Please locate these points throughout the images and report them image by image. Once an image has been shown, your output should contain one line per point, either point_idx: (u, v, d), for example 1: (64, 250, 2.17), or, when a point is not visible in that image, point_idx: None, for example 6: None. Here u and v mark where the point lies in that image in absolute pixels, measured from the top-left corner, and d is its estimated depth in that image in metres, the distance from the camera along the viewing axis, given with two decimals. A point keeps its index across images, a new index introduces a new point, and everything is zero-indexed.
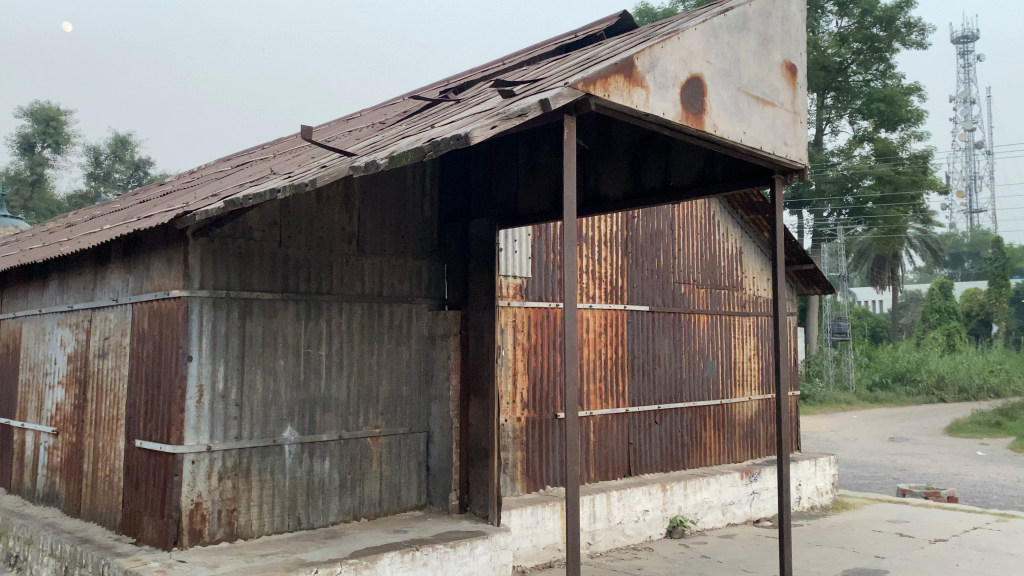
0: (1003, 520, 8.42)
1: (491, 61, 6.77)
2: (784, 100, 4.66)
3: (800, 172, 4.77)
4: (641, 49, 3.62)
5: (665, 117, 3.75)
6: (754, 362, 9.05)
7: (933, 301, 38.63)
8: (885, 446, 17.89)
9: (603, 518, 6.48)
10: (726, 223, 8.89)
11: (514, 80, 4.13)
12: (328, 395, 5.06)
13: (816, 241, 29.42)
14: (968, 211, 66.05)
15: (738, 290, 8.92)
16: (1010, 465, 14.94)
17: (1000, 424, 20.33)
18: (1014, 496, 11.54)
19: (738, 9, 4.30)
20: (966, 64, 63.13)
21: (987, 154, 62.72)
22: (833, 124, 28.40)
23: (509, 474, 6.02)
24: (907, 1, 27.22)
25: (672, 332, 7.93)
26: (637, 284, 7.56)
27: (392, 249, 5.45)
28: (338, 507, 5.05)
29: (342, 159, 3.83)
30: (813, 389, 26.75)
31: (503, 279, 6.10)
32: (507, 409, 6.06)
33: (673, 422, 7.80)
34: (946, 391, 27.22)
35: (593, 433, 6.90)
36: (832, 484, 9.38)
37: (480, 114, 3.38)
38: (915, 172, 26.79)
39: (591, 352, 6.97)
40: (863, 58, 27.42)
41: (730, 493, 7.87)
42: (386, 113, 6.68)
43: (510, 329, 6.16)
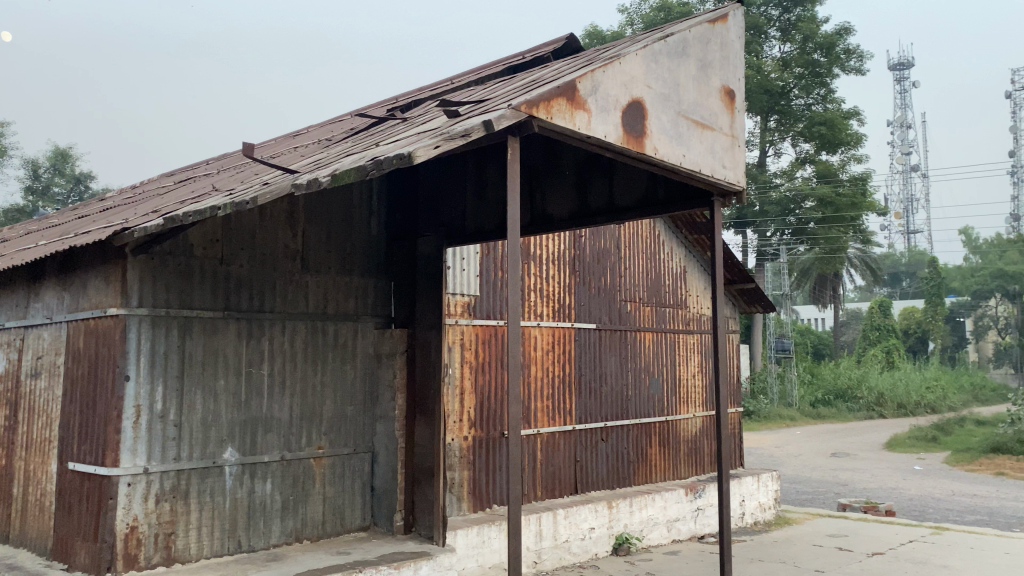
0: (937, 534, 8.67)
1: (440, 81, 6.81)
2: (723, 125, 4.79)
3: (738, 194, 4.89)
4: (583, 72, 3.68)
5: (607, 139, 3.82)
6: (698, 379, 9.19)
7: (873, 319, 39.60)
8: (827, 461, 18.25)
9: (550, 536, 6.48)
10: (671, 243, 9.04)
11: (460, 100, 4.16)
12: (270, 415, 4.98)
13: (759, 260, 29.97)
14: (905, 232, 68.07)
15: (682, 308, 9.06)
16: (945, 479, 15.39)
17: (936, 439, 20.94)
18: (948, 508, 11.89)
19: (678, 35, 4.41)
20: (902, 90, 65.19)
21: (923, 177, 64.77)
22: (776, 146, 28.98)
23: (455, 494, 5.97)
24: (846, 28, 28.16)
25: (618, 350, 8.02)
26: (585, 302, 7.62)
27: (338, 267, 5.42)
28: (280, 529, 4.97)
29: (285, 177, 3.80)
30: (758, 405, 27.16)
31: (450, 296, 6.09)
32: (454, 428, 6.03)
33: (620, 439, 7.87)
34: (885, 407, 28.04)
35: (540, 451, 6.90)
36: (774, 500, 9.54)
37: (424, 133, 3.40)
38: (855, 194, 27.69)
39: (538, 370, 6.99)
40: (805, 82, 28.14)
41: (675, 509, 7.95)
42: (334, 130, 6.65)
43: (458, 347, 6.14)
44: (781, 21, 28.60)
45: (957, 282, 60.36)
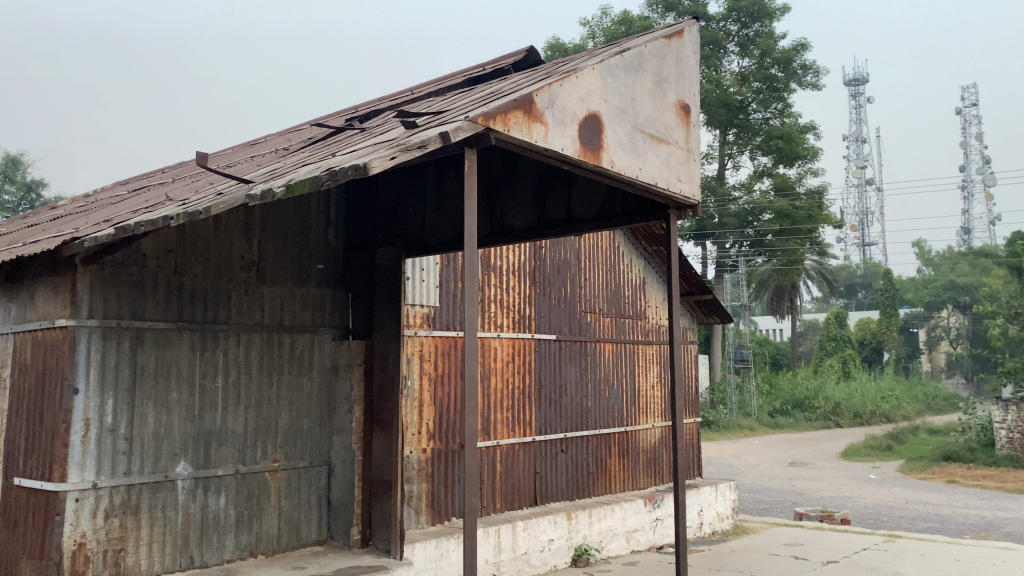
0: (890, 541, 8.82)
1: (400, 90, 6.80)
2: (678, 138, 4.85)
3: (693, 207, 4.96)
4: (540, 86, 3.70)
5: (564, 152, 3.84)
6: (657, 390, 9.26)
7: (830, 329, 40.17)
8: (785, 470, 18.50)
9: (509, 548, 6.46)
10: (631, 254, 9.10)
11: (418, 111, 4.15)
12: (224, 428, 4.90)
13: (718, 271, 30.26)
14: (861, 244, 69.43)
15: (641, 319, 9.12)
16: (899, 488, 15.67)
17: (890, 448, 21.34)
18: (902, 516, 12.10)
19: (634, 50, 4.46)
20: (857, 105, 66.60)
21: (878, 190, 66.20)
22: (735, 159, 29.44)
23: (413, 507, 5.93)
24: (803, 44, 28.71)
25: (578, 361, 8.04)
26: (545, 313, 7.64)
27: (294, 278, 5.37)
28: (234, 544, 4.88)
29: (239, 186, 3.76)
30: (717, 416, 27.41)
31: (409, 308, 6.05)
32: (412, 441, 5.98)
33: (579, 450, 7.89)
34: (842, 417, 28.52)
35: (499, 463, 6.87)
36: (732, 509, 9.63)
37: (381, 144, 3.38)
38: (812, 207, 28.27)
39: (498, 381, 6.97)
40: (763, 96, 28.58)
41: (634, 520, 7.99)
42: (292, 139, 6.59)
43: (417, 358, 6.10)
44: (739, 36, 29.09)
45: (911, 293, 61.74)
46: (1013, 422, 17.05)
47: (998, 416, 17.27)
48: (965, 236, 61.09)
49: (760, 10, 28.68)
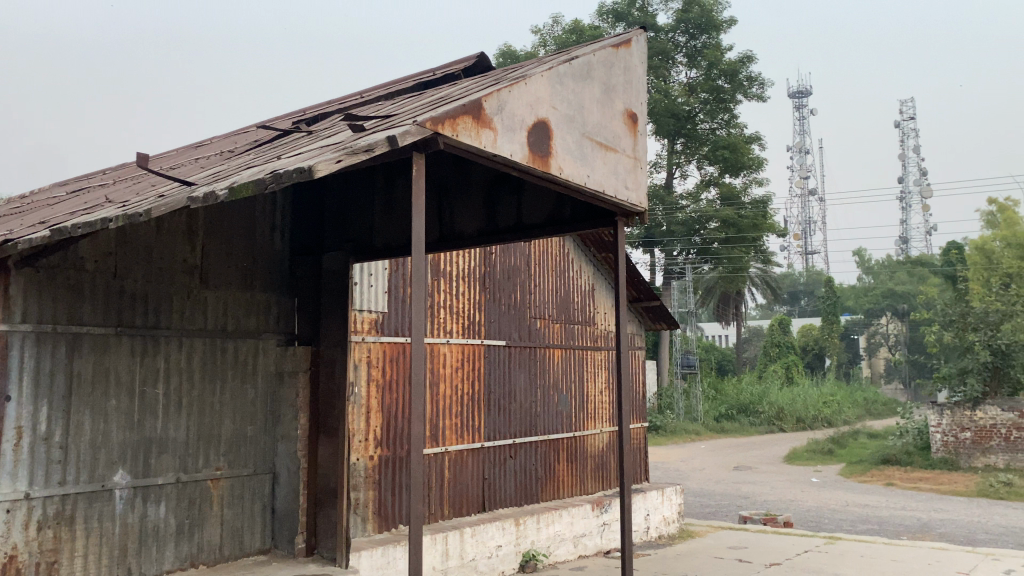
0: (831, 543, 9.02)
1: (349, 94, 6.74)
2: (625, 147, 4.90)
3: (640, 216, 5.02)
4: (489, 92, 3.70)
5: (512, 158, 3.84)
6: (605, 395, 9.33)
7: (774, 336, 40.89)
8: (730, 475, 18.80)
9: (456, 555, 6.42)
10: (580, 260, 9.17)
11: (366, 115, 4.12)
12: (165, 435, 4.79)
13: (666, 278, 30.62)
14: (804, 253, 71.00)
15: (590, 325, 9.19)
16: (840, 491, 16.04)
17: (832, 452, 21.84)
18: (842, 519, 12.38)
19: (582, 58, 4.50)
20: (800, 117, 68.11)
21: (820, 200, 67.80)
22: (682, 168, 29.92)
23: (359, 515, 5.86)
24: (748, 57, 29.28)
25: (527, 366, 8.05)
26: (494, 319, 7.63)
27: (239, 283, 5.27)
28: (174, 554, 4.76)
29: (181, 188, 3.67)
30: (664, 420, 27.67)
31: (357, 313, 5.98)
32: (359, 448, 5.91)
33: (528, 455, 7.90)
34: (785, 422, 29.12)
35: (448, 470, 6.83)
36: (678, 513, 9.74)
37: (327, 147, 3.34)
38: (756, 216, 28.97)
39: (447, 387, 6.94)
40: (710, 107, 29.10)
41: (582, 525, 8.02)
42: (238, 141, 6.48)
43: (365, 364, 6.03)
44: (687, 48, 29.55)
45: (851, 301, 63.37)
46: (948, 426, 17.61)
47: (933, 420, 17.81)
48: (903, 246, 62.88)
49: (707, 22, 29.17)
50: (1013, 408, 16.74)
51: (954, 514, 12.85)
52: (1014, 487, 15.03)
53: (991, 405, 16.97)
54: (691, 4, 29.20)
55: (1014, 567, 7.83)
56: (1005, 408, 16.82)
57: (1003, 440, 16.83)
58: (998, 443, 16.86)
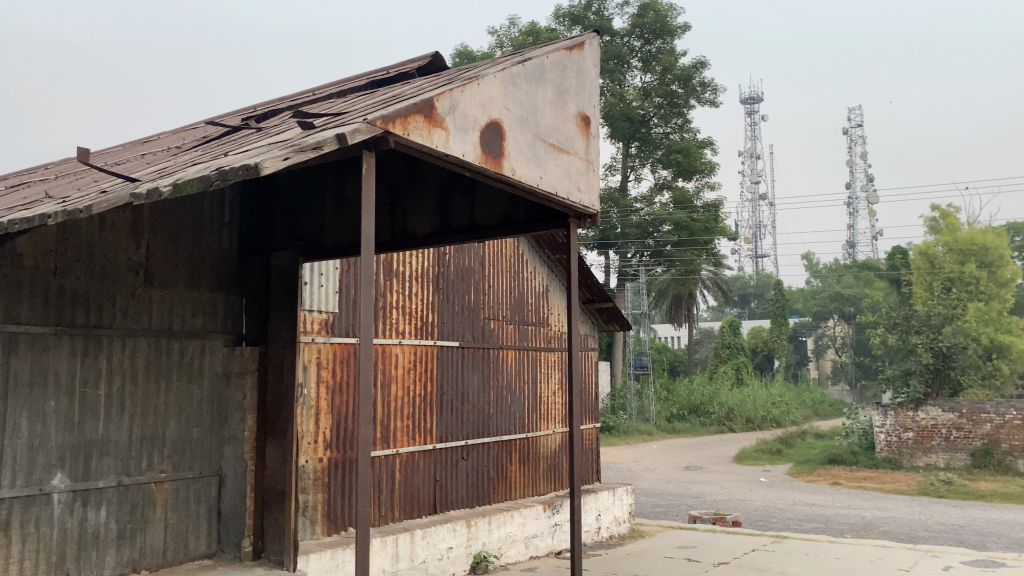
0: (778, 542, 9.16)
1: (301, 91, 6.65)
2: (578, 149, 4.91)
3: (592, 218, 5.05)
4: (441, 91, 3.68)
5: (464, 158, 3.83)
6: (558, 396, 9.36)
7: (725, 338, 41.51)
8: (681, 474, 19.02)
9: (407, 557, 6.37)
10: (534, 262, 9.18)
11: (317, 113, 4.06)
12: (107, 438, 4.67)
13: (620, 280, 30.85)
14: (754, 256, 72.19)
15: (543, 326, 9.21)
16: (788, 490, 16.34)
17: (780, 451, 22.23)
18: (789, 518, 12.59)
19: (535, 60, 4.50)
20: (752, 123, 69.24)
21: (770, 205, 69.01)
22: (637, 171, 30.17)
23: (308, 517, 5.78)
24: (702, 63, 29.67)
25: (481, 368, 8.04)
26: (448, 320, 7.61)
27: (185, 282, 5.17)
28: (115, 560, 4.65)
29: (124, 185, 3.59)
30: (617, 421, 27.88)
31: (307, 313, 5.90)
32: (308, 450, 5.83)
33: (480, 457, 7.88)
34: (735, 422, 29.69)
35: (399, 471, 6.78)
36: (629, 513, 9.81)
37: (275, 145, 3.28)
38: (709, 220, 29.33)
39: (399, 389, 6.89)
40: (664, 111, 29.45)
41: (533, 526, 8.03)
42: (186, 137, 6.35)
43: (314, 366, 5.95)
44: (642, 52, 29.79)
45: (800, 303, 64.67)
46: (892, 426, 18.04)
47: (878, 421, 18.21)
48: (849, 251, 64.28)
49: (662, 28, 29.47)
50: (953, 409, 17.21)
51: (896, 512, 13.17)
52: (954, 486, 15.46)
53: (933, 405, 17.46)
54: (646, 9, 29.46)
55: (953, 563, 8.04)
56: (946, 408, 17.29)
57: (944, 440, 17.32)
58: (939, 442, 17.34)
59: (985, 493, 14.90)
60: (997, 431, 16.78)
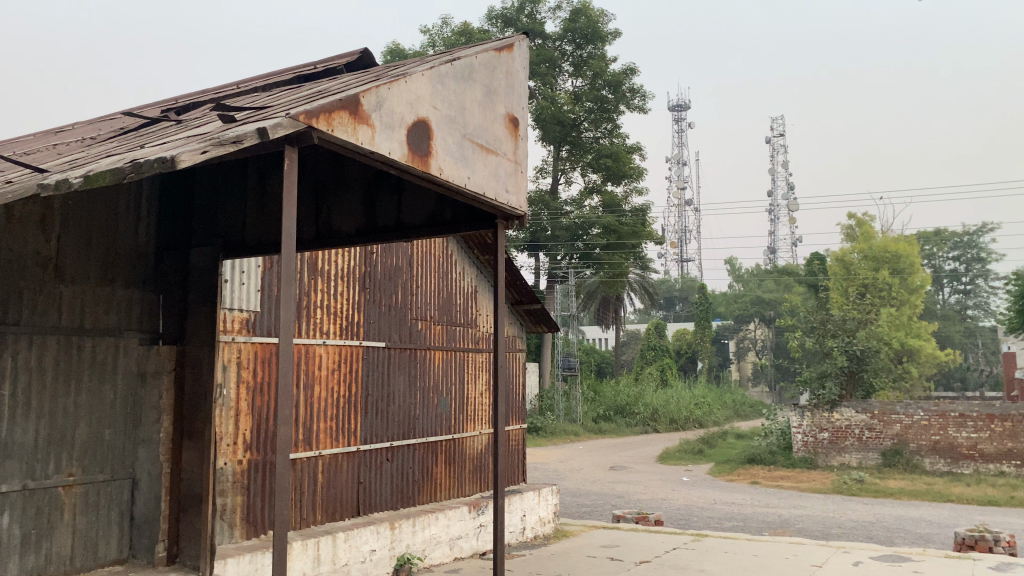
0: (698, 540, 9.34)
1: (224, 84, 6.50)
2: (506, 150, 4.91)
3: (520, 219, 5.06)
4: (367, 88, 3.63)
5: (391, 156, 3.79)
6: (485, 397, 9.36)
7: (650, 340, 42.23)
8: (606, 475, 19.24)
9: (328, 560, 6.27)
10: (463, 262, 9.16)
11: (238, 106, 3.96)
12: (11, 441, 4.45)
13: (550, 282, 31.06)
14: (679, 261, 73.64)
15: (471, 327, 9.19)
16: (709, 489, 16.71)
17: (701, 451, 22.72)
18: (709, 516, 12.87)
19: (464, 59, 4.49)
20: (679, 130, 70.65)
21: (695, 211, 70.63)
22: (567, 175, 30.44)
23: (227, 521, 5.59)
24: (631, 69, 30.13)
25: (407, 369, 7.98)
26: (374, 320, 7.52)
27: (98, 277, 4.96)
28: (18, 567, 4.44)
29: (31, 175, 3.43)
30: (545, 421, 28.00)
31: (226, 312, 5.72)
32: (227, 452, 5.64)
33: (405, 458, 7.81)
34: (659, 423, 30.34)
35: (322, 473, 6.67)
36: (553, 513, 9.88)
37: (193, 138, 3.20)
38: (636, 224, 29.84)
39: (322, 390, 6.76)
40: (594, 116, 29.79)
41: (458, 527, 8.01)
42: (100, 129, 6.11)
43: (234, 366, 5.78)
44: (574, 57, 30.09)
45: (723, 306, 66.43)
46: (808, 426, 18.59)
47: (795, 421, 18.73)
48: (770, 256, 66.20)
49: (593, 33, 29.81)
50: (866, 410, 17.88)
51: (811, 510, 13.60)
52: (865, 484, 16.08)
53: (846, 407, 18.09)
54: (578, 14, 29.72)
55: (862, 559, 8.33)
56: (859, 409, 17.94)
57: (857, 439, 17.99)
58: (852, 442, 18.00)
59: (894, 491, 15.53)
60: (906, 431, 17.51)
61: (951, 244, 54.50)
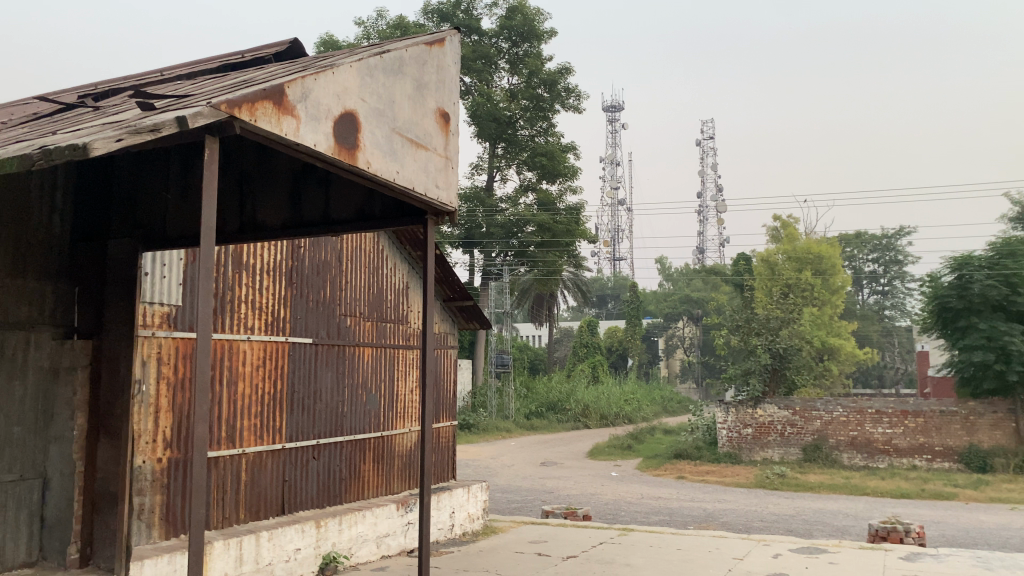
0: (624, 535, 9.48)
1: (148, 71, 6.31)
2: (436, 145, 4.88)
3: (450, 215, 5.01)
4: (293, 78, 3.57)
5: (316, 148, 3.72)
6: (415, 394, 9.32)
7: (582, 337, 42.63)
8: (537, 470, 19.35)
9: (251, 560, 6.15)
10: (395, 258, 9.08)
11: (159, 94, 3.85)
12: None
13: (484, 279, 31.06)
14: (612, 260, 74.50)
15: (402, 324, 9.13)
16: (637, 484, 16.98)
17: (630, 447, 23.05)
18: (636, 511, 13.08)
19: (394, 53, 4.44)
20: (613, 130, 71.41)
21: (627, 210, 71.64)
22: (502, 172, 30.45)
23: (144, 522, 5.41)
24: (567, 69, 30.31)
25: (335, 365, 7.87)
26: (301, 315, 7.40)
27: (9, 268, 4.73)
28: None
29: None
30: (477, 418, 27.96)
31: (147, 306, 5.54)
32: (146, 450, 5.46)
33: (331, 456, 7.70)
34: (590, 418, 30.63)
35: (245, 472, 6.52)
36: (482, 509, 9.88)
37: (108, 125, 3.09)
38: (570, 222, 30.07)
39: (246, 387, 6.61)
40: (530, 114, 29.92)
41: (385, 525, 7.95)
42: (12, 114, 5.86)
43: (155, 361, 5.59)
44: (509, 54, 30.14)
45: (654, 305, 67.58)
46: (733, 422, 18.96)
47: (721, 417, 19.12)
48: (699, 256, 67.51)
49: (529, 31, 29.92)
50: (788, 406, 18.44)
51: (736, 504, 13.92)
52: (786, 478, 16.57)
53: (770, 404, 18.60)
54: (514, 12, 29.80)
55: (782, 551, 8.56)
56: (782, 406, 18.48)
57: (779, 435, 18.51)
58: (775, 438, 18.50)
59: (813, 485, 16.03)
60: (826, 427, 18.08)
61: (871, 246, 55.97)
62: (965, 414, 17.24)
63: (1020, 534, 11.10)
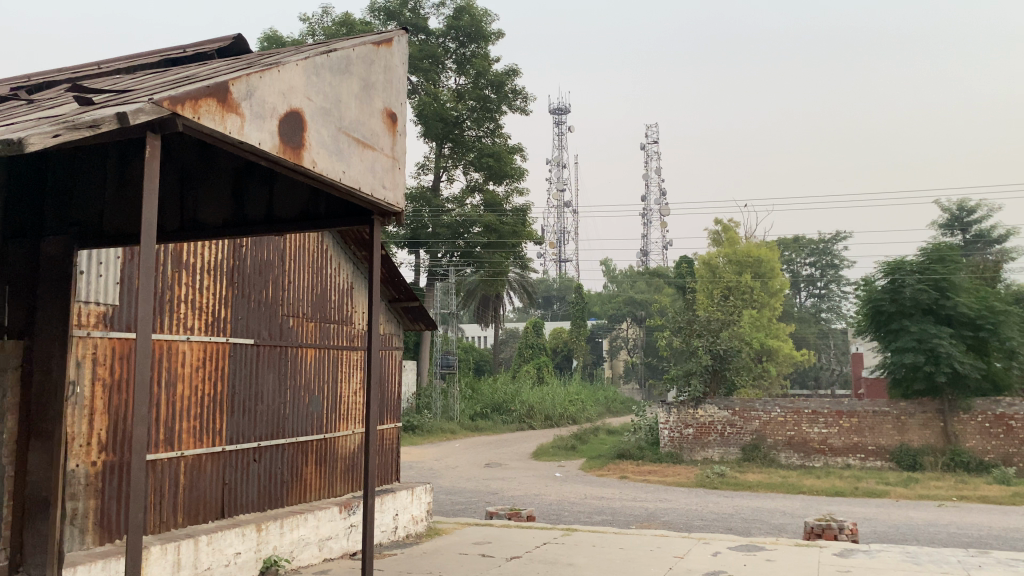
0: (568, 535, 9.55)
1: (85, 64, 6.13)
2: (383, 146, 4.86)
3: (397, 215, 4.97)
4: (237, 75, 3.51)
5: (260, 146, 3.67)
6: (359, 395, 9.25)
7: (528, 338, 42.72)
8: (481, 471, 19.34)
9: (189, 565, 6.02)
10: (339, 259, 8.99)
11: (98, 87, 3.75)
12: None
13: (430, 280, 30.88)
14: (558, 261, 74.80)
15: (346, 324, 9.06)
16: (581, 484, 17.09)
17: (574, 447, 23.19)
18: (580, 511, 13.16)
19: (340, 52, 4.41)
20: (559, 132, 71.85)
21: (573, 213, 72.16)
22: (449, 172, 30.38)
23: (77, 527, 5.26)
24: (513, 71, 30.39)
25: (277, 366, 7.76)
26: (242, 315, 7.27)
27: None
28: None
29: None
30: (421, 420, 27.75)
31: (82, 305, 5.38)
32: (79, 453, 5.31)
33: (273, 458, 7.60)
34: (535, 419, 30.71)
35: (183, 475, 6.39)
36: (426, 511, 9.84)
37: (44, 120, 3.00)
38: (516, 224, 30.19)
39: (185, 388, 6.48)
40: (477, 115, 29.92)
41: (328, 528, 7.88)
42: None
43: (89, 363, 5.44)
44: (456, 55, 30.13)
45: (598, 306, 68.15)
46: (674, 422, 19.26)
47: (663, 418, 19.40)
48: (643, 258, 68.31)
49: (476, 32, 29.95)
50: (728, 407, 18.80)
51: (677, 503, 14.13)
52: (725, 477, 16.88)
53: (711, 404, 18.94)
54: (461, 12, 29.80)
55: (720, 549, 8.72)
56: (722, 406, 18.84)
57: (719, 434, 18.84)
58: (715, 438, 18.83)
59: (752, 483, 16.37)
60: (764, 427, 18.48)
61: (808, 251, 57.35)
62: (896, 413, 17.82)
63: (946, 530, 11.52)
